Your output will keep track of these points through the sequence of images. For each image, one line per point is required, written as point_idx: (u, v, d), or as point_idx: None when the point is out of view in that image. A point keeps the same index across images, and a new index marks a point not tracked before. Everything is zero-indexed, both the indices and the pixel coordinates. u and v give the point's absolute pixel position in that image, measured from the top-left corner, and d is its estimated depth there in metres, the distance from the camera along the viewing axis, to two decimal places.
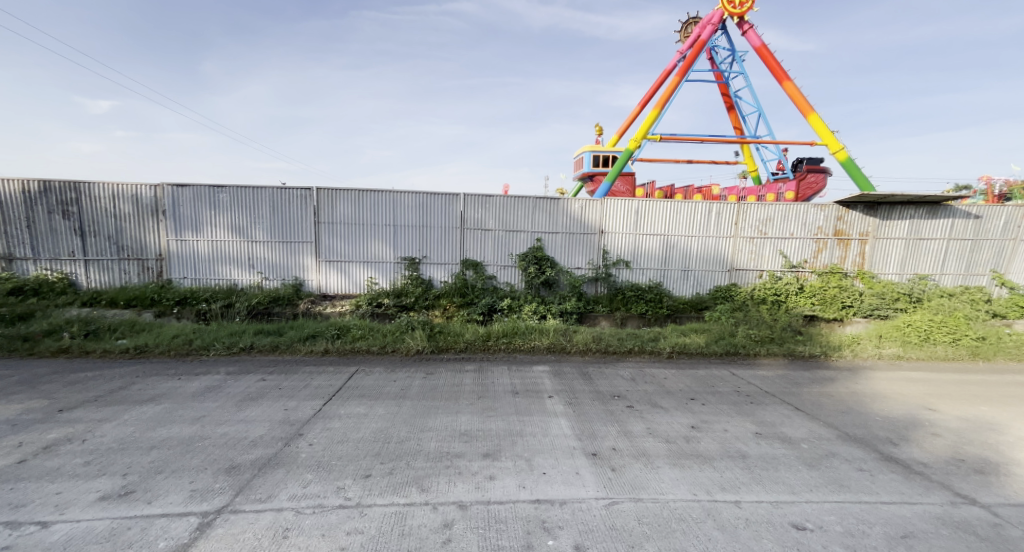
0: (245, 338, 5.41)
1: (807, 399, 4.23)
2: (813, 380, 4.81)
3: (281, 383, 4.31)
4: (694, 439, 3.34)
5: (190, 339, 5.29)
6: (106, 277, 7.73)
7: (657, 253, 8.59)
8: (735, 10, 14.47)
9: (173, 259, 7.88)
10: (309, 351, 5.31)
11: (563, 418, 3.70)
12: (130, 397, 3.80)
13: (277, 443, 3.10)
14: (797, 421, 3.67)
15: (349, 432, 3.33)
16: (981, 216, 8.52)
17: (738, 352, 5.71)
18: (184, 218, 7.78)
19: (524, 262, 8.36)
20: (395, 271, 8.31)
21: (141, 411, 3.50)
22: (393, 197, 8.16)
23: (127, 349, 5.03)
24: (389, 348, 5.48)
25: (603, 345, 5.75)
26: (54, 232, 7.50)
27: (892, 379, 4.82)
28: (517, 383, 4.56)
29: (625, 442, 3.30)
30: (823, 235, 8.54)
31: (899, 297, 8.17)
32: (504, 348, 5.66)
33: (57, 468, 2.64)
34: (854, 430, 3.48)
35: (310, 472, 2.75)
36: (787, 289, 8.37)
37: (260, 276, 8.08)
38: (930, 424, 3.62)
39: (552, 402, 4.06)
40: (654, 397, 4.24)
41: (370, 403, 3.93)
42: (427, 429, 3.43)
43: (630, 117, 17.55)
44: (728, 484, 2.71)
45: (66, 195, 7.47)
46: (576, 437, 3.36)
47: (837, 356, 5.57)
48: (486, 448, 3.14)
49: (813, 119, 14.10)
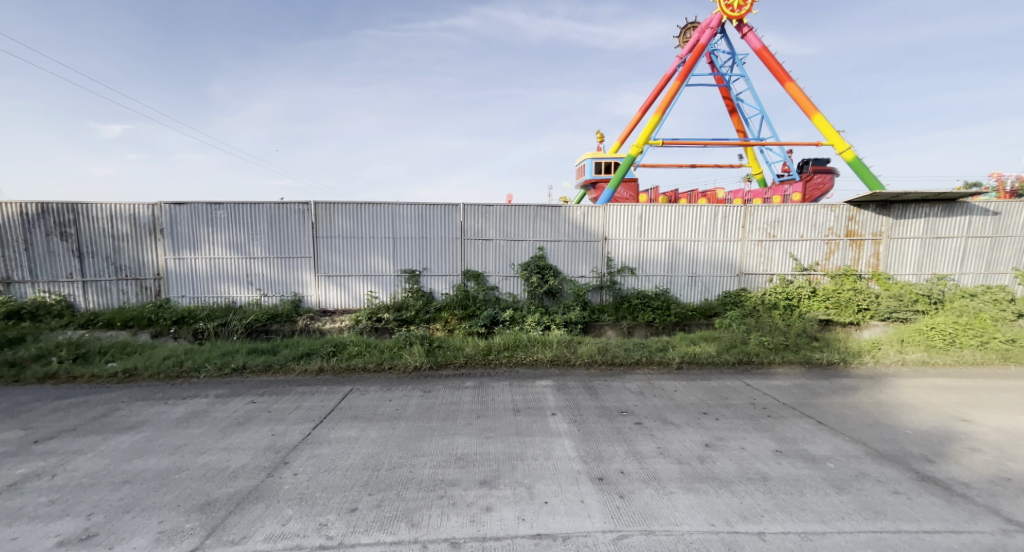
0: (237, 358, 5.24)
1: (828, 411, 3.94)
2: (834, 390, 4.51)
3: (271, 406, 4.11)
4: (709, 460, 3.07)
5: (181, 361, 5.12)
6: (103, 298, 7.63)
7: (663, 259, 8.36)
8: (734, 13, 14.39)
9: (171, 278, 7.79)
10: (302, 371, 5.12)
11: (567, 438, 3.45)
12: (110, 425, 3.62)
13: (259, 473, 2.90)
14: (820, 436, 3.39)
15: (338, 459, 3.12)
16: (999, 212, 8.22)
17: (752, 362, 5.42)
18: (181, 236, 7.70)
19: (527, 272, 8.14)
20: (395, 285, 8.14)
21: (119, 441, 3.31)
22: (393, 209, 8.03)
23: (116, 372, 4.86)
24: (386, 366, 5.28)
25: (609, 357, 5.51)
26: (52, 254, 7.43)
27: (919, 387, 4.51)
28: (518, 400, 4.32)
29: (634, 464, 3.05)
30: (835, 236, 8.28)
31: (919, 299, 7.77)
32: (505, 363, 5.45)
33: (18, 508, 2.45)
34: (884, 446, 3.19)
35: (291, 506, 2.54)
36: (799, 292, 8.10)
37: (258, 292, 7.95)
38: (966, 437, 3.34)
39: (555, 421, 3.82)
40: (664, 412, 3.99)
41: (363, 425, 3.72)
42: (421, 454, 3.20)
43: (631, 124, 17.45)
44: (749, 512, 2.45)
45: (64, 216, 7.41)
46: (581, 460, 3.11)
47: (857, 363, 5.28)
48: (482, 475, 2.91)
49: (818, 119, 13.92)
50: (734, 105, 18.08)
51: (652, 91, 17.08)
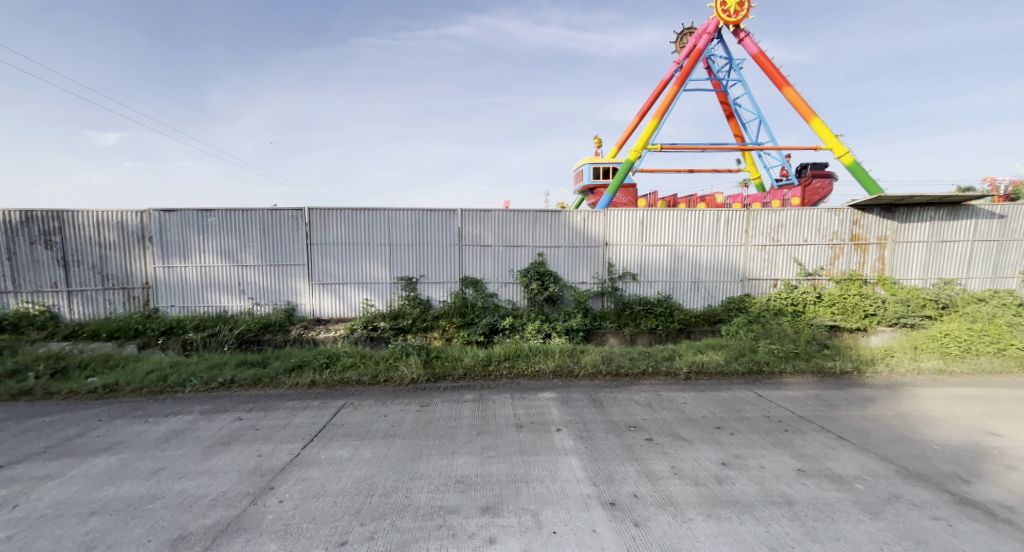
0: (225, 372, 4.99)
1: (848, 424, 3.74)
2: (851, 401, 4.30)
3: (259, 424, 3.87)
4: (728, 480, 2.86)
5: (165, 375, 4.87)
6: (89, 308, 7.37)
7: (665, 265, 8.18)
8: (731, 18, 14.37)
9: (160, 287, 7.54)
10: (294, 384, 4.88)
11: (574, 457, 3.24)
12: (84, 447, 3.37)
13: (242, 501, 2.66)
14: (843, 453, 3.19)
15: (328, 483, 2.89)
16: (1005, 216, 8.11)
17: (762, 371, 5.23)
18: (171, 244, 7.48)
19: (526, 279, 7.95)
20: (391, 293, 7.92)
21: (91, 465, 3.07)
22: (388, 215, 7.83)
23: (95, 388, 4.61)
24: (381, 379, 5.04)
25: (614, 367, 5.29)
26: (36, 263, 7.18)
27: (939, 398, 4.31)
28: (521, 414, 4.09)
29: (648, 487, 2.83)
30: (839, 241, 8.14)
31: (926, 304, 7.59)
32: (506, 375, 5.22)
33: None
34: (913, 465, 2.99)
35: (274, 540, 2.31)
36: (805, 298, 7.95)
37: (250, 301, 7.70)
38: (999, 454, 3.13)
39: (560, 437, 3.60)
40: (674, 427, 3.77)
41: (355, 444, 3.49)
42: (418, 476, 2.97)
43: (628, 129, 17.37)
44: (778, 542, 2.25)
45: (49, 225, 7.17)
46: (590, 482, 2.88)
47: (871, 373, 5.09)
48: (483, 500, 2.68)
49: (816, 123, 13.87)
50: (731, 110, 18.06)
51: (649, 96, 17.03)
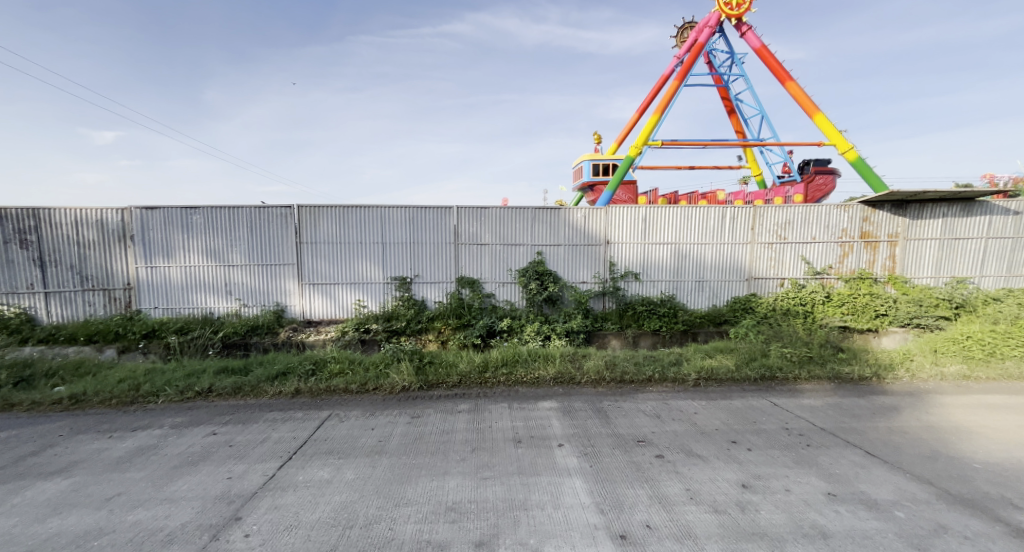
0: (204, 380, 4.67)
1: (875, 438, 3.44)
2: (874, 411, 4.00)
3: (234, 439, 3.55)
4: (752, 507, 2.55)
5: (138, 384, 4.54)
6: (68, 311, 7.02)
7: (668, 264, 7.87)
8: (733, 11, 14.03)
9: (142, 287, 7.20)
10: (276, 393, 4.56)
11: (578, 478, 2.93)
12: (35, 468, 3.04)
13: (202, 536, 2.34)
14: (876, 473, 2.88)
15: (302, 512, 2.57)
16: (1021, 212, 7.80)
17: (775, 377, 4.92)
18: (153, 243, 7.13)
19: (524, 279, 7.63)
20: (384, 293, 7.59)
21: (39, 492, 2.74)
22: (381, 212, 7.48)
23: (62, 399, 4.28)
24: (371, 386, 4.72)
25: (618, 374, 4.98)
26: (10, 263, 6.82)
27: (969, 407, 4.01)
28: (519, 428, 3.77)
29: (662, 515, 2.52)
30: (848, 238, 7.85)
31: (940, 304, 7.28)
32: (503, 382, 4.90)
33: None
34: (957, 489, 2.68)
35: None
36: (813, 298, 7.66)
37: (237, 303, 7.38)
38: None
39: (562, 454, 3.28)
40: (687, 441, 3.46)
41: (338, 463, 3.17)
42: (404, 503, 2.65)
43: (627, 126, 17.06)
44: None
45: (23, 223, 6.80)
46: (597, 510, 2.57)
47: (891, 379, 4.78)
48: (477, 533, 2.37)
49: (820, 118, 13.57)
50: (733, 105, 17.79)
51: (649, 93, 16.72)
